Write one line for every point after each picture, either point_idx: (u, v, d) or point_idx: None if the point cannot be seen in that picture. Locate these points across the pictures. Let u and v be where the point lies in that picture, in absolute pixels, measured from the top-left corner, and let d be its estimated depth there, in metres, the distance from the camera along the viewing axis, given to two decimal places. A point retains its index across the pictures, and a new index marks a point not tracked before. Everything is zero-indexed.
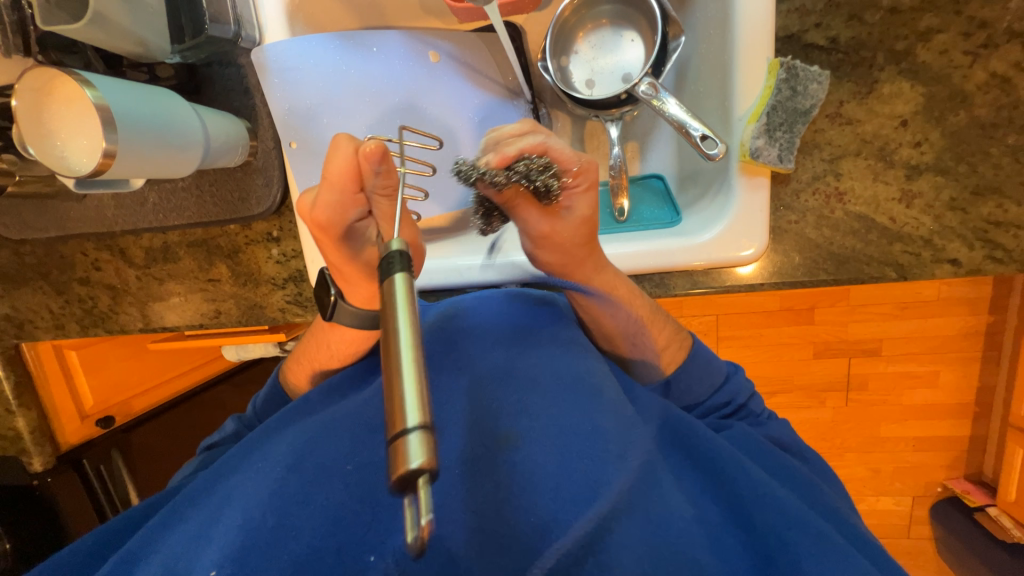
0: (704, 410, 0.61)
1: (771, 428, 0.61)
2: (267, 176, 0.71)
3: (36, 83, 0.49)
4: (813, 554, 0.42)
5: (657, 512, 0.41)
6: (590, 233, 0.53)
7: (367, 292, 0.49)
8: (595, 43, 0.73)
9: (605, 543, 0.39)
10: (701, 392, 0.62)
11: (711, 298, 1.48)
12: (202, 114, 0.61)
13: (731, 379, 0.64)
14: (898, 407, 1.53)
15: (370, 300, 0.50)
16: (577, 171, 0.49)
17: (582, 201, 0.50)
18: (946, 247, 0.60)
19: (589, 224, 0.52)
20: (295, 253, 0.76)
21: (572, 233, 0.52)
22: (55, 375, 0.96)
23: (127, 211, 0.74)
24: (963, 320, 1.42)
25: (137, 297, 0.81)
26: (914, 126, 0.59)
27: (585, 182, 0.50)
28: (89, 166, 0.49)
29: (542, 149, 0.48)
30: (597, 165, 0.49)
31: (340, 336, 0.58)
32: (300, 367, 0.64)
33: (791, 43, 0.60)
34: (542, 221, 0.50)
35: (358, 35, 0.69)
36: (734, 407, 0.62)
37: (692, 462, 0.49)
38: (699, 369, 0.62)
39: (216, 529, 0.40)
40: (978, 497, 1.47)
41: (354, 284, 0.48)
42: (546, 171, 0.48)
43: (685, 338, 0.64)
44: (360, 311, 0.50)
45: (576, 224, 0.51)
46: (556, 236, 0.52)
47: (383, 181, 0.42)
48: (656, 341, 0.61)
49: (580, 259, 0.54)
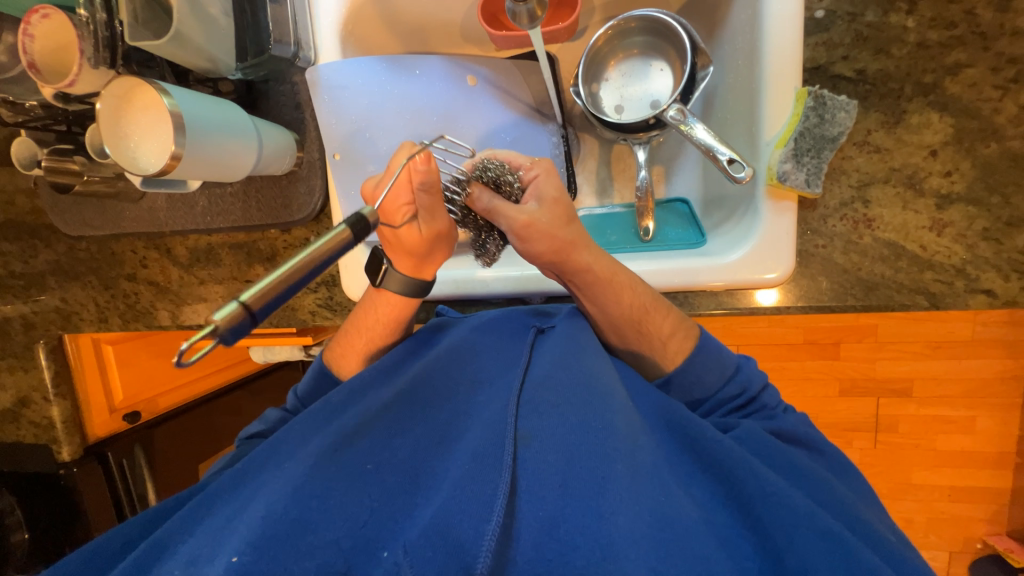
0: (713, 403, 0.59)
1: (783, 421, 0.57)
2: (309, 184, 0.76)
3: (118, 91, 0.54)
4: (829, 565, 0.39)
5: (665, 510, 0.40)
6: (564, 213, 0.57)
7: (408, 261, 0.58)
8: (626, 71, 0.77)
9: (608, 534, 0.38)
10: (711, 383, 0.59)
11: (733, 328, 1.45)
12: (259, 126, 0.67)
13: (742, 368, 0.60)
14: (932, 453, 1.45)
15: (413, 269, 0.59)
16: (531, 164, 0.59)
17: (547, 183, 0.58)
18: (980, 276, 0.60)
19: (560, 205, 0.57)
20: (329, 259, 0.79)
21: (550, 216, 0.56)
22: (91, 368, 0.98)
23: (177, 213, 0.79)
24: (1000, 363, 1.36)
25: (177, 295, 0.84)
26: (944, 156, 0.59)
27: (542, 170, 0.59)
28: (156, 166, 0.54)
29: (492, 155, 0.61)
30: (546, 159, 0.60)
31: (385, 301, 0.62)
32: (351, 351, 0.65)
33: (818, 74, 0.61)
34: (519, 213, 0.55)
35: (402, 58, 0.74)
36: (747, 400, 0.58)
37: (693, 456, 0.49)
38: (705, 362, 0.59)
39: (240, 520, 0.42)
40: (1022, 556, 1.35)
41: (399, 255, 0.58)
42: (505, 167, 0.59)
43: (692, 328, 0.61)
44: (406, 278, 0.59)
45: (548, 207, 0.57)
46: (537, 224, 0.55)
47: (426, 179, 0.51)
48: (660, 329, 0.60)
49: (569, 243, 0.56)
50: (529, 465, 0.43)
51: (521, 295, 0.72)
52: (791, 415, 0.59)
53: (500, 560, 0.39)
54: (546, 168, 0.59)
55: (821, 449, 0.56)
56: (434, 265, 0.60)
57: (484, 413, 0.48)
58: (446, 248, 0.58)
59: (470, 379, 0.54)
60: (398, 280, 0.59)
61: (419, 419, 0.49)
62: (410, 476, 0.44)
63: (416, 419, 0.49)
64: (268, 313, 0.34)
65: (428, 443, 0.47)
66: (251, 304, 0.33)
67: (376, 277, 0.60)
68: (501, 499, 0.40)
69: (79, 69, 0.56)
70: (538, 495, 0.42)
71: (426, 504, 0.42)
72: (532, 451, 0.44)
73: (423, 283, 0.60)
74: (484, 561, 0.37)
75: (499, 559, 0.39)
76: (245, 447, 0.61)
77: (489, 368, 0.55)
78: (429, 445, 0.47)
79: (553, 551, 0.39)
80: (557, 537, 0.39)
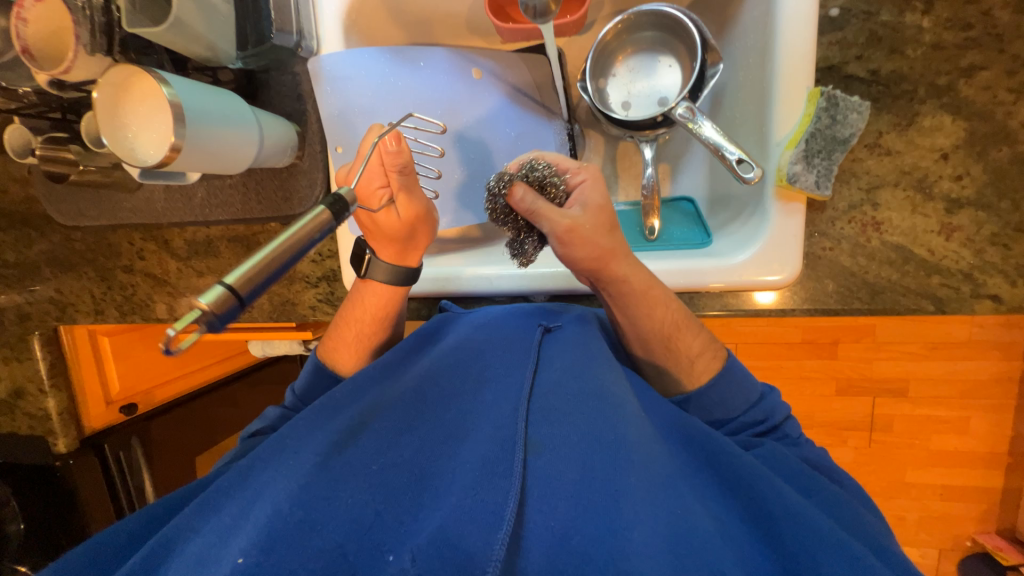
0: (734, 425, 0.58)
1: (807, 450, 0.57)
2: (311, 177, 0.74)
3: (116, 79, 0.53)
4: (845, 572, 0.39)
5: (682, 525, 0.39)
6: (608, 220, 0.57)
7: (391, 248, 0.61)
8: (633, 67, 0.75)
9: (623, 548, 0.37)
10: (735, 407, 0.58)
11: (732, 326, 1.45)
12: (260, 116, 0.65)
13: (767, 398, 0.60)
14: (926, 453, 1.46)
15: (397, 255, 0.61)
16: (577, 168, 0.60)
17: (593, 188, 0.58)
18: (986, 281, 0.59)
19: (605, 211, 0.57)
20: (330, 253, 0.78)
21: (593, 222, 0.56)
22: (87, 359, 0.96)
23: (175, 204, 0.78)
24: (996, 365, 1.37)
25: (175, 288, 0.83)
26: (955, 160, 0.59)
27: (589, 176, 0.59)
28: (155, 157, 0.52)
29: (541, 158, 0.61)
30: (593, 165, 0.61)
31: (372, 292, 0.62)
32: (344, 345, 0.64)
33: (831, 73, 0.61)
34: (563, 216, 0.55)
35: (407, 50, 0.73)
36: (769, 427, 0.58)
37: (710, 472, 0.49)
38: (733, 384, 0.58)
39: (246, 521, 0.41)
40: (1011, 555, 1.37)
41: (381, 242, 0.60)
42: (553, 171, 0.59)
43: (720, 349, 0.61)
44: (391, 266, 0.61)
45: (593, 212, 0.57)
46: (581, 228, 0.55)
47: (398, 161, 0.53)
48: (688, 348, 0.59)
49: (605, 253, 0.56)
50: (539, 473, 0.43)
51: (524, 293, 0.71)
52: (810, 445, 0.59)
53: (508, 567, 0.38)
54: (593, 175, 0.60)
55: (840, 480, 0.56)
56: (417, 252, 0.62)
57: (491, 416, 0.48)
58: (428, 231, 0.61)
59: (476, 378, 0.53)
60: (383, 269, 0.61)
61: (425, 421, 0.49)
62: (416, 478, 0.44)
63: (422, 419, 0.49)
64: (258, 295, 0.35)
65: (434, 445, 0.47)
66: (238, 286, 0.33)
67: (360, 267, 0.62)
68: (511, 508, 0.40)
69: (75, 55, 0.54)
70: (549, 505, 0.41)
71: (433, 508, 0.42)
72: (543, 461, 0.44)
73: (411, 270, 0.62)
74: (495, 567, 0.36)
75: (508, 565, 0.38)
76: (247, 445, 0.60)
77: (494, 367, 0.54)
78: (435, 446, 0.47)
79: (568, 564, 0.38)
80: (569, 552, 0.38)
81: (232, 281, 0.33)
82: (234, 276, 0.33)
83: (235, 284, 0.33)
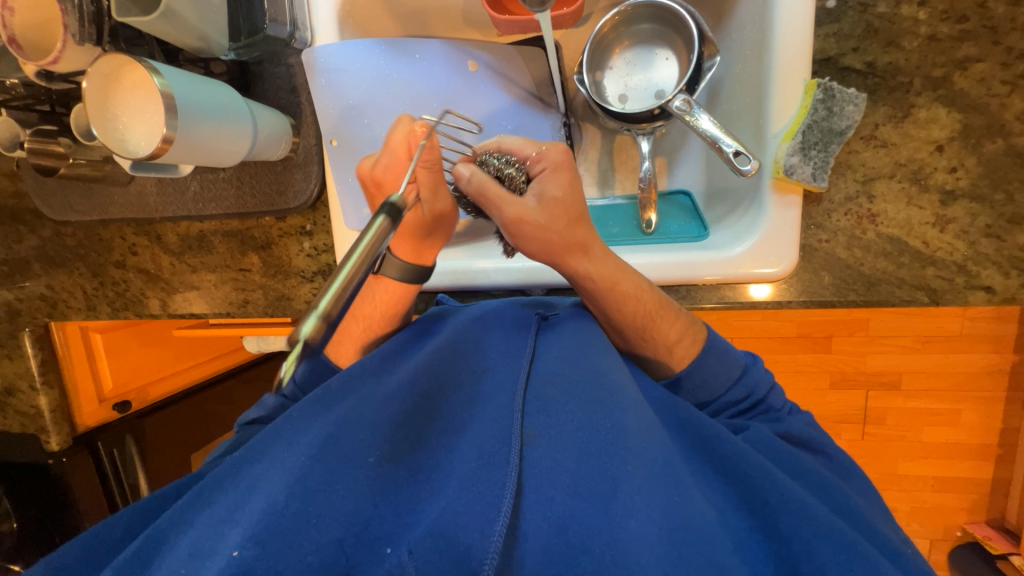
0: (718, 406, 0.58)
1: (789, 424, 0.57)
2: (306, 171, 0.73)
3: (105, 69, 0.51)
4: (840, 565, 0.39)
5: (678, 511, 0.39)
6: (568, 212, 0.55)
7: (407, 245, 0.59)
8: (630, 60, 0.75)
9: (620, 540, 0.37)
10: (718, 386, 0.58)
11: (727, 320, 1.46)
12: (253, 108, 0.64)
13: (750, 372, 0.60)
14: (917, 445, 1.48)
15: (412, 254, 0.60)
16: (537, 155, 0.58)
17: (551, 179, 0.56)
18: (980, 273, 0.60)
19: (563, 203, 0.55)
20: (326, 248, 0.76)
21: (545, 216, 0.54)
22: (79, 356, 0.95)
23: (168, 198, 0.77)
24: (986, 357, 1.39)
25: (168, 284, 0.82)
26: (950, 152, 0.59)
27: (548, 163, 0.57)
28: (147, 150, 0.52)
29: (497, 146, 0.62)
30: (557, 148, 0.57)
31: (383, 288, 0.61)
32: (348, 339, 0.63)
33: (828, 65, 0.61)
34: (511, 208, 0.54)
35: (403, 42, 0.72)
36: (752, 403, 0.58)
37: (708, 461, 0.49)
38: (716, 364, 0.58)
39: (242, 514, 0.40)
40: (1000, 544, 1.39)
41: (398, 238, 0.59)
42: (507, 161, 0.60)
43: (701, 330, 0.61)
44: (405, 263, 0.60)
45: (547, 205, 0.55)
46: (528, 221, 0.54)
47: (429, 155, 0.54)
48: (667, 335, 0.59)
49: (568, 245, 0.55)
50: (536, 463, 0.43)
51: (522, 287, 0.71)
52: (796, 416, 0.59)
53: (505, 561, 0.38)
54: (553, 161, 0.57)
55: (824, 451, 0.56)
56: (433, 251, 0.61)
57: (489, 406, 0.48)
58: (446, 233, 0.60)
59: (473, 368, 0.53)
60: (395, 265, 0.60)
61: (421, 411, 0.48)
62: (413, 469, 0.44)
63: (420, 410, 0.48)
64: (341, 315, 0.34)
65: (431, 437, 0.47)
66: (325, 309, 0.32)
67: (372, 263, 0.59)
68: (508, 500, 0.40)
69: (64, 44, 0.53)
70: (546, 496, 0.41)
71: (430, 502, 0.42)
72: (540, 450, 0.44)
73: (425, 268, 0.61)
74: (491, 561, 0.37)
75: (505, 561, 0.38)
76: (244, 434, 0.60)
77: (490, 356, 0.55)
78: (432, 438, 0.47)
79: (562, 554, 0.38)
80: (566, 540, 0.39)
81: (320, 304, 0.32)
82: (319, 298, 0.32)
83: (324, 308, 0.32)
